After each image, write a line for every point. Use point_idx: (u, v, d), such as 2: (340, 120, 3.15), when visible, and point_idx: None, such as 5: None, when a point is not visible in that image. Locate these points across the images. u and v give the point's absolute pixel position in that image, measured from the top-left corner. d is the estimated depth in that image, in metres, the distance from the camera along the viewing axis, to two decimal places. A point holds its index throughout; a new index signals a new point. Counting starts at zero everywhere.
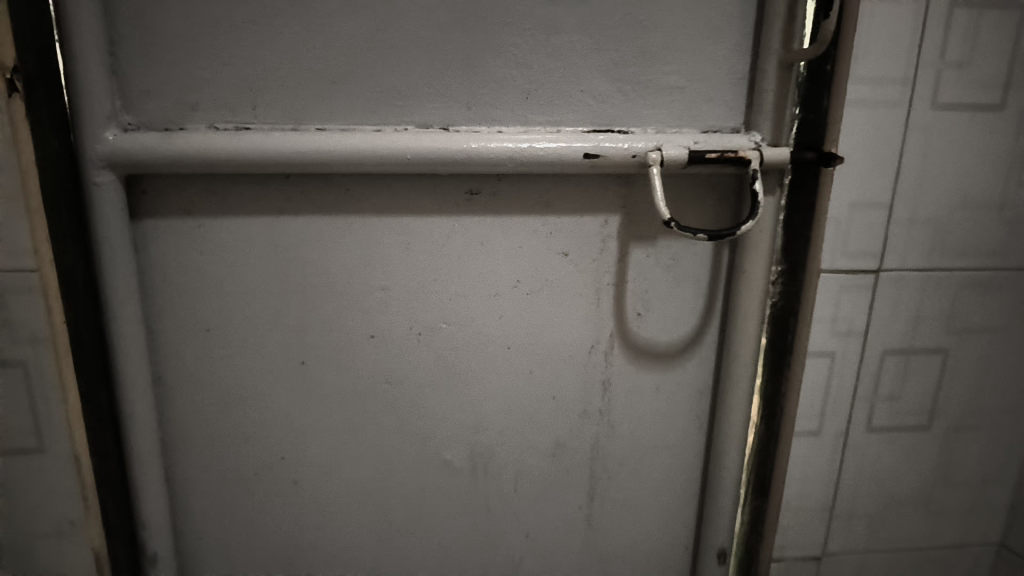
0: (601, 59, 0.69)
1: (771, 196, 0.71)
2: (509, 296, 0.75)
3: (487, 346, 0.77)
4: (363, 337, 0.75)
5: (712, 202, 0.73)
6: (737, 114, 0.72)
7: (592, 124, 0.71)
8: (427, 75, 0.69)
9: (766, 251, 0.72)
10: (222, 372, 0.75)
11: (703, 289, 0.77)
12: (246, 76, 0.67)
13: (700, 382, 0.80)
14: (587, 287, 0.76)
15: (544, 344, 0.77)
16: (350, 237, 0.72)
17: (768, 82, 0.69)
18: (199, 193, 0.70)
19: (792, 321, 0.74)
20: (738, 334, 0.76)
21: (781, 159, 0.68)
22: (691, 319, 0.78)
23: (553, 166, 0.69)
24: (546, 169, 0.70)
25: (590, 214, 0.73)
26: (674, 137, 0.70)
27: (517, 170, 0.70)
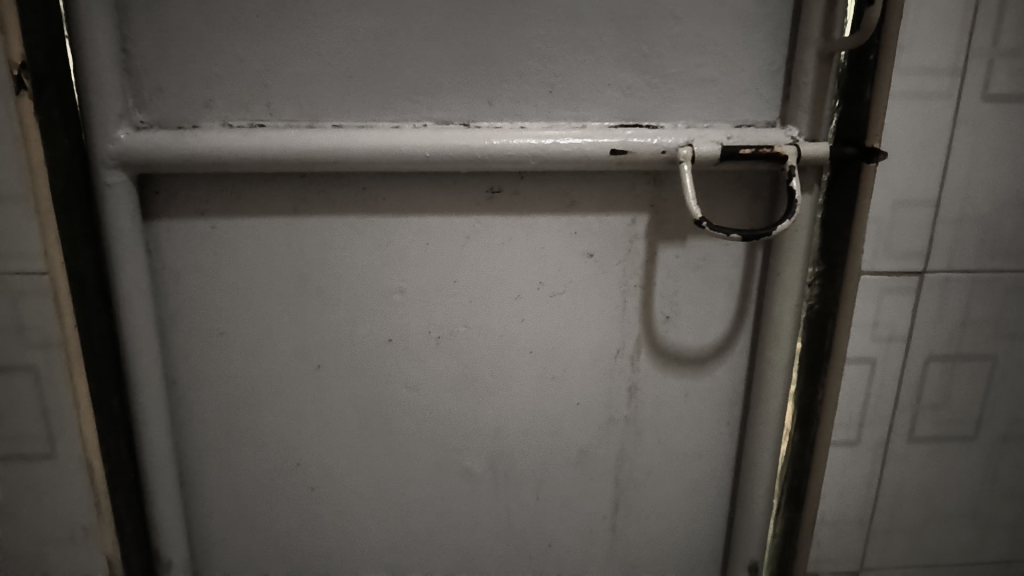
0: (628, 51, 0.66)
1: (808, 193, 0.67)
2: (532, 298, 0.72)
3: (509, 349, 0.74)
4: (382, 340, 0.73)
5: (745, 200, 0.69)
6: (772, 108, 0.69)
7: (619, 119, 0.68)
8: (446, 69, 0.66)
9: (802, 251, 0.68)
10: (236, 375, 0.74)
11: (735, 291, 0.73)
12: (260, 72, 0.65)
13: (731, 387, 0.77)
14: (613, 289, 0.73)
15: (568, 348, 0.74)
16: (367, 237, 0.70)
17: (806, 74, 0.65)
18: (213, 193, 0.68)
19: (829, 324, 0.71)
20: (772, 338, 0.72)
21: (820, 154, 0.65)
22: (722, 322, 0.74)
23: (578, 163, 0.66)
24: (571, 166, 0.67)
25: (617, 213, 0.70)
26: (706, 132, 0.67)
27: (541, 167, 0.67)
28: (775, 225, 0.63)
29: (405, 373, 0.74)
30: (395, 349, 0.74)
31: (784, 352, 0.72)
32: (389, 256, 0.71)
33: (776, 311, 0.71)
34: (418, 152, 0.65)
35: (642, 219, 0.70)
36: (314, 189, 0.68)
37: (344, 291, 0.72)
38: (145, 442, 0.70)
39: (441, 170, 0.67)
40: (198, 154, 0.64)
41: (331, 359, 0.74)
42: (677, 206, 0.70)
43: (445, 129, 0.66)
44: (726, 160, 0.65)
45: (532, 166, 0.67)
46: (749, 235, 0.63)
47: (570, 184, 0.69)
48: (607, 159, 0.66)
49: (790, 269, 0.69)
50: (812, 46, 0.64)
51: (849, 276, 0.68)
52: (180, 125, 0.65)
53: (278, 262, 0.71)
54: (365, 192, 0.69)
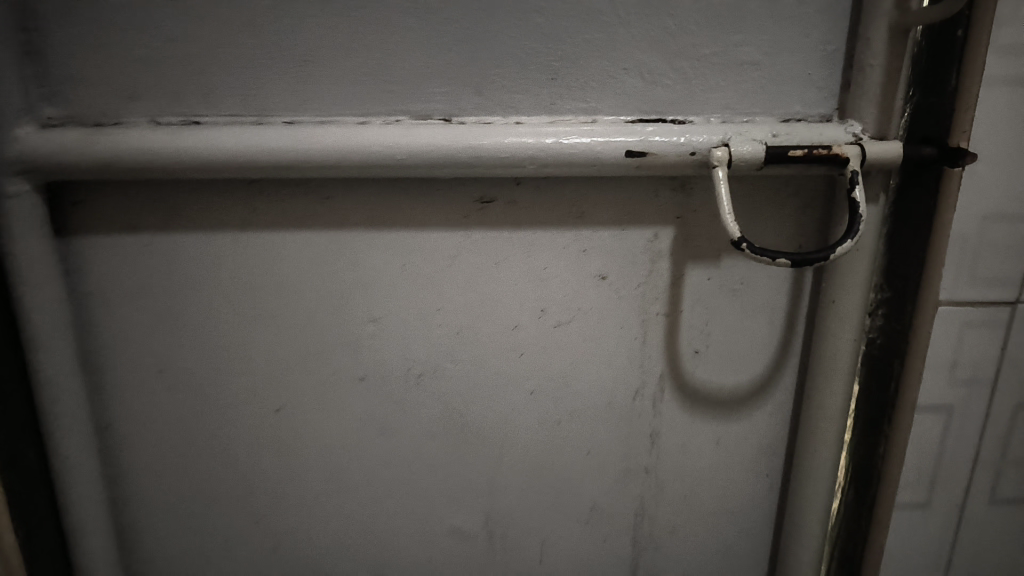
0: (650, 27, 0.53)
1: (874, 204, 0.54)
2: (532, 328, 0.60)
3: (504, 389, 0.62)
4: (352, 379, 0.61)
5: (793, 212, 0.56)
6: (827, 99, 0.55)
7: (638, 112, 0.55)
8: (424, 51, 0.54)
9: (863, 276, 0.55)
10: (181, 418, 0.62)
11: (779, 320, 0.60)
12: (192, 56, 0.54)
13: (772, 433, 0.64)
14: (630, 317, 0.60)
15: (576, 388, 0.62)
16: (333, 256, 0.58)
17: (874, 56, 0.51)
18: (143, 203, 0.56)
19: (895, 363, 0.58)
20: (824, 379, 0.59)
21: (892, 157, 0.52)
22: (762, 358, 0.62)
23: (587, 167, 0.54)
24: (578, 171, 0.54)
25: (635, 227, 0.57)
26: (746, 128, 0.54)
27: (541, 171, 0.54)
28: (833, 246, 0.50)
29: (382, 416, 0.62)
30: (371, 388, 0.62)
31: (837, 394, 0.60)
32: (359, 277, 0.59)
33: (829, 346, 0.59)
34: (389, 155, 0.53)
35: (666, 234, 0.58)
36: (266, 199, 0.56)
37: (306, 320, 0.60)
38: (71, 499, 0.59)
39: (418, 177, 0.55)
40: (118, 157, 0.52)
41: (293, 401, 0.62)
42: (709, 218, 0.57)
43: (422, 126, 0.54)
44: (771, 164, 0.52)
45: (530, 171, 0.54)
46: (801, 260, 0.50)
47: (578, 192, 0.56)
48: (622, 163, 0.53)
49: (848, 297, 0.56)
50: (883, 19, 0.50)
51: (922, 306, 0.55)
52: (96, 120, 0.54)
53: (226, 285, 0.59)
54: (328, 202, 0.57)
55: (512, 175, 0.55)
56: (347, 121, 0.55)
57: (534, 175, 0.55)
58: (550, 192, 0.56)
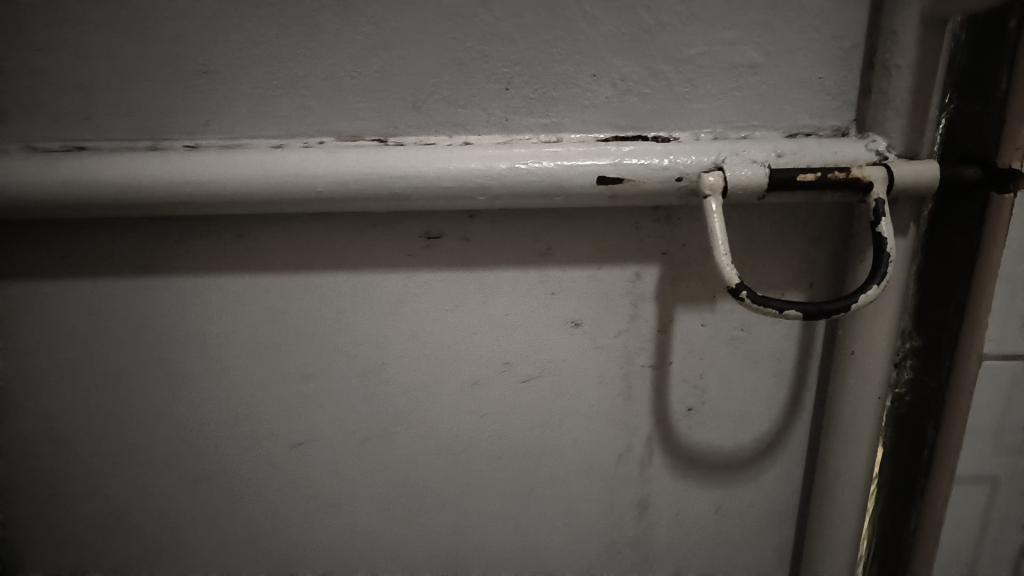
0: (622, 24, 0.43)
1: (902, 237, 0.44)
2: (493, 384, 0.51)
3: (463, 456, 0.52)
4: (284, 446, 0.52)
5: (802, 246, 0.47)
6: (843, 108, 0.45)
7: (613, 128, 0.46)
8: (349, 58, 0.44)
9: (889, 323, 0.46)
10: (88, 491, 0.53)
11: (786, 371, 0.51)
12: (70, 69, 0.45)
13: (782, 500, 0.55)
14: (611, 371, 0.50)
15: (548, 453, 0.52)
16: (253, 304, 0.49)
17: (901, 54, 0.41)
18: (21, 244, 0.47)
19: (929, 425, 0.48)
20: (842, 442, 0.50)
21: (925, 181, 0.42)
22: (768, 414, 0.52)
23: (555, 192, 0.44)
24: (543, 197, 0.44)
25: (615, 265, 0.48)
26: (743, 146, 0.44)
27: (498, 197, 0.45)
28: (854, 293, 0.40)
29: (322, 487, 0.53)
30: (306, 456, 0.52)
31: (858, 460, 0.50)
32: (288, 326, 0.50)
33: (850, 403, 0.49)
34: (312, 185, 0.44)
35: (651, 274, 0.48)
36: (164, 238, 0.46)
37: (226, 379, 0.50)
38: None
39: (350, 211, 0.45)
40: None
41: (217, 471, 0.53)
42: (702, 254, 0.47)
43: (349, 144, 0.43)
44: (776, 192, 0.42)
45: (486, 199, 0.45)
46: (816, 310, 0.40)
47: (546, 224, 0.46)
48: (592, 191, 0.43)
49: (870, 346, 0.47)
50: (914, 9, 0.40)
51: (963, 359, 0.45)
52: None
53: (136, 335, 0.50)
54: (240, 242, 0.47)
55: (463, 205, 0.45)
56: (261, 147, 0.45)
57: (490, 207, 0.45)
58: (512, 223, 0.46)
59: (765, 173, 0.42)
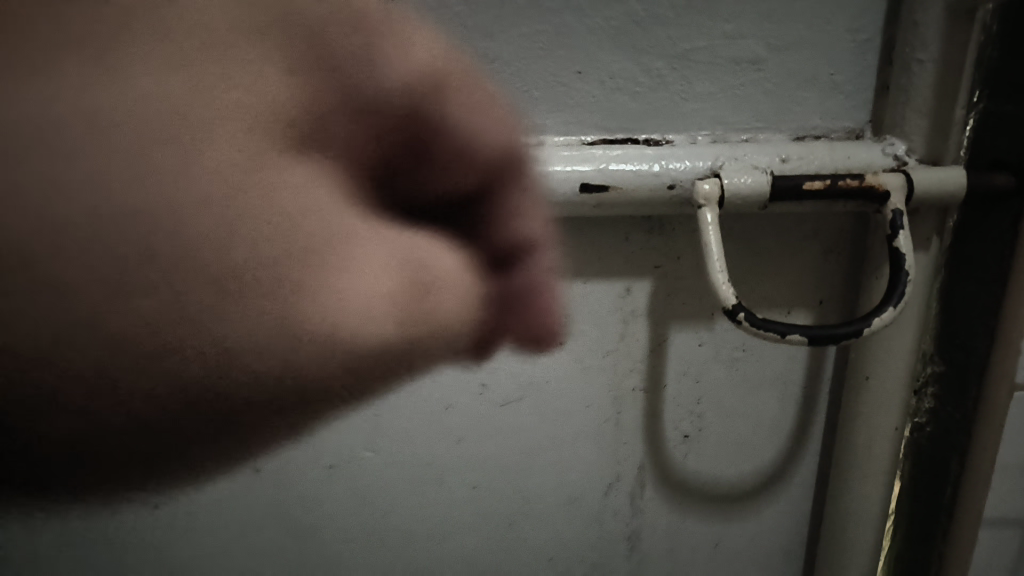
0: (608, 13, 0.38)
1: (924, 252, 0.40)
2: (471, 408, 0.46)
3: (440, 483, 0.48)
4: (246, 471, 0.47)
5: (810, 259, 0.42)
6: (858, 108, 0.40)
7: (600, 130, 0.40)
8: None
9: (909, 346, 0.42)
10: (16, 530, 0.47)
11: (793, 396, 0.47)
12: None
13: (787, 532, 0.51)
14: (599, 395, 0.46)
15: (533, 482, 0.48)
16: (183, 318, 0.41)
17: (925, 49, 0.36)
18: None
19: (953, 462, 0.44)
20: (855, 476, 0.46)
21: (948, 191, 0.37)
22: (773, 442, 0.48)
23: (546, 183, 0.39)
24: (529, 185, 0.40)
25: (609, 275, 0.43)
26: (745, 151, 0.39)
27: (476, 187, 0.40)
28: (866, 316, 0.35)
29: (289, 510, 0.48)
30: (273, 478, 0.47)
31: (873, 496, 0.46)
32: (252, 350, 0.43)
33: (864, 432, 0.44)
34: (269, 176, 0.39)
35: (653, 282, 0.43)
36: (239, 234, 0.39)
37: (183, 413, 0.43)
38: None
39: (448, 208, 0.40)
40: None
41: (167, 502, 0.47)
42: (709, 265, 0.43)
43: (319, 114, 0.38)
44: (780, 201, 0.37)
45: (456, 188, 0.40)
46: (826, 336, 0.35)
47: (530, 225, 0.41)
48: (573, 199, 0.39)
49: (886, 372, 0.42)
50: None
51: (991, 393, 0.40)
52: None
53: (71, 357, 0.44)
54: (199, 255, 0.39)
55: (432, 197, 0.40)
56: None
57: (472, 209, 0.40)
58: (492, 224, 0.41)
59: (767, 179, 0.37)
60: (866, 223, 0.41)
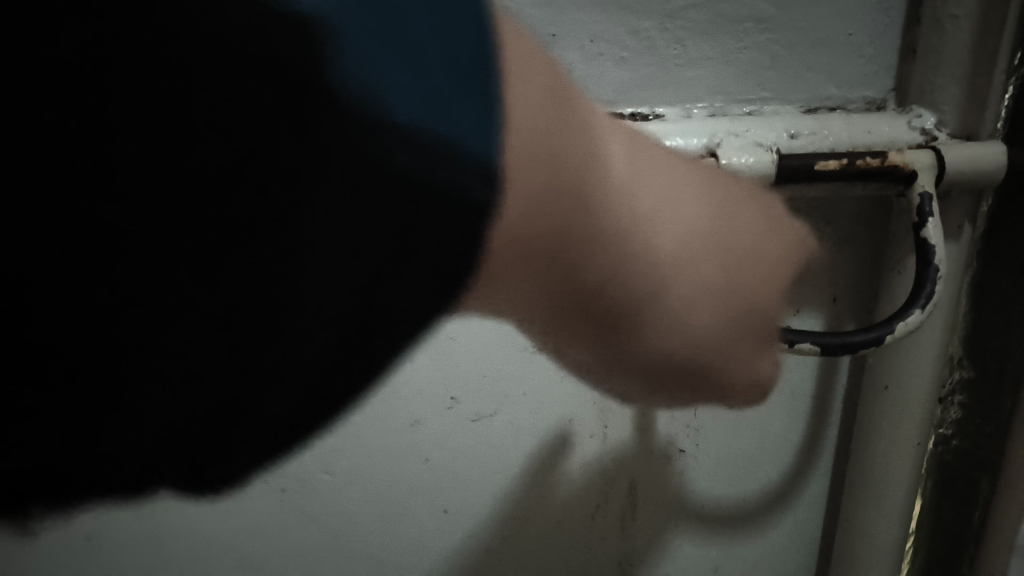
0: None
1: (954, 243, 0.34)
2: (438, 423, 0.39)
3: (405, 510, 0.42)
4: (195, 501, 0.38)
5: (822, 250, 0.37)
6: (878, 75, 0.34)
7: None
8: None
9: (934, 351, 0.37)
10: None
11: (801, 407, 0.41)
12: None
13: (794, 550, 0.46)
14: (585, 405, 0.40)
15: (515, 507, 0.43)
16: None
17: (964, 7, 0.31)
18: None
19: (982, 479, 0.39)
20: (874, 499, 0.40)
21: (983, 171, 0.32)
22: (779, 456, 0.43)
23: (717, 253, 0.25)
24: (677, 281, 0.24)
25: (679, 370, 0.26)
26: (748, 127, 0.33)
27: (699, 268, 0.25)
28: (890, 320, 0.29)
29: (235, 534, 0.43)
30: (197, 509, 0.39)
31: (894, 520, 0.40)
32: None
33: (883, 447, 0.39)
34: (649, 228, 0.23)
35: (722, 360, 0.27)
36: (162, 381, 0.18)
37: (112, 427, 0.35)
38: None
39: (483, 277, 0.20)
40: None
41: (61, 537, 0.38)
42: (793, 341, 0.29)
43: (529, 96, 0.18)
44: (789, 184, 0.32)
45: (692, 261, 0.24)
46: (843, 346, 0.29)
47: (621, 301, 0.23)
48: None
49: (909, 380, 0.37)
50: None
51: None
52: None
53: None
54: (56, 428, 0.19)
55: (693, 258, 0.24)
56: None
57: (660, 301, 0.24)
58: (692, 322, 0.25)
59: (773, 158, 0.31)
60: (885, 208, 0.36)
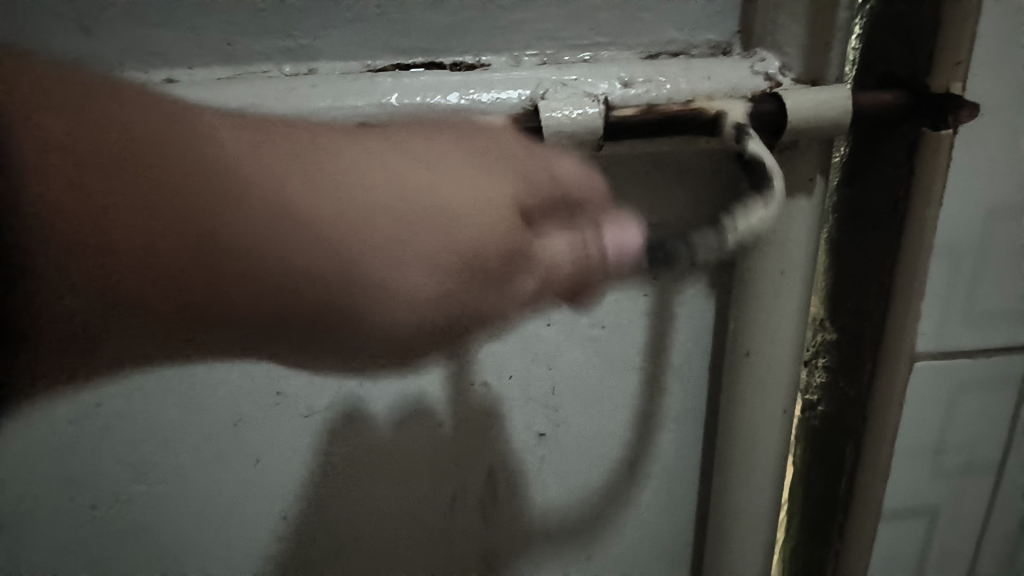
0: None
1: (806, 196, 0.32)
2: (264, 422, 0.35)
3: (241, 515, 0.38)
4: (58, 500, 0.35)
5: (676, 209, 0.34)
6: (720, 15, 0.31)
7: (397, 54, 0.31)
8: None
9: (793, 316, 0.34)
10: None
11: (658, 378, 0.38)
12: None
13: (667, 528, 0.43)
14: (431, 395, 0.36)
15: (369, 500, 0.39)
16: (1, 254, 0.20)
17: None
18: None
19: (848, 449, 0.38)
20: (741, 471, 0.38)
21: (830, 121, 0.29)
22: (635, 435, 0.40)
23: (418, 205, 0.23)
24: (373, 194, 0.23)
25: (369, 265, 0.23)
26: (573, 73, 0.30)
27: (381, 210, 0.23)
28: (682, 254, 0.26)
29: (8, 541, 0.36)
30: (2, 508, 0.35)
31: (765, 491, 0.38)
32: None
33: (744, 414, 0.37)
34: (244, 131, 0.23)
35: (451, 208, 0.23)
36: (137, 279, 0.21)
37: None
38: None
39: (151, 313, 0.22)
40: None
41: None
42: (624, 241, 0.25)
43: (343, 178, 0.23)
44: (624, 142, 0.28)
45: (387, 203, 0.23)
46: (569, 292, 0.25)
47: (204, 288, 0.22)
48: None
49: (763, 343, 0.35)
50: None
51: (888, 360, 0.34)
52: None
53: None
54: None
55: (398, 219, 0.23)
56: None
57: (354, 205, 0.23)
58: (379, 231, 0.23)
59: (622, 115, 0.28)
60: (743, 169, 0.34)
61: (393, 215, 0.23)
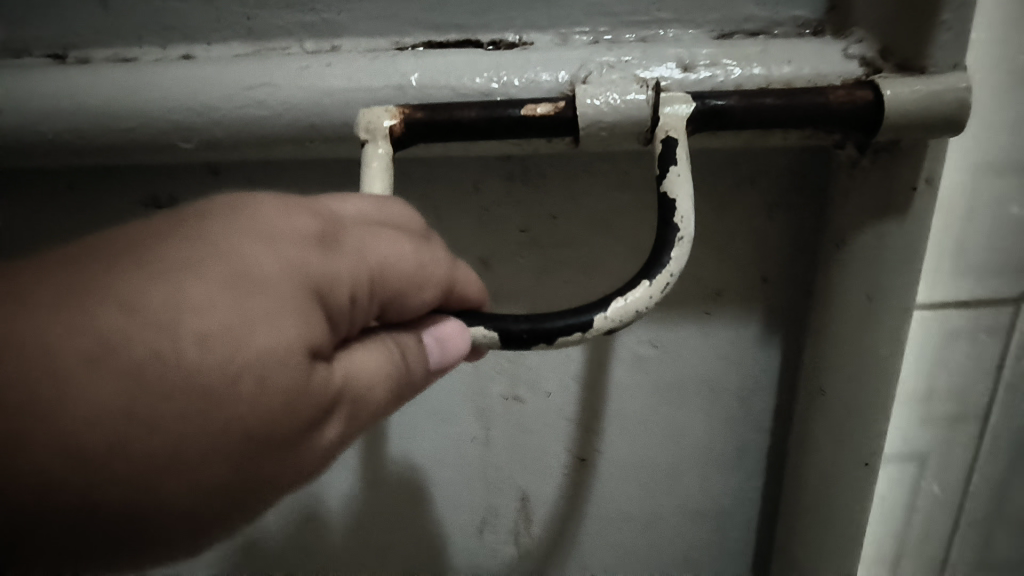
0: None
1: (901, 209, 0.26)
2: None
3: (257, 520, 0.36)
4: None
5: (746, 215, 0.30)
6: None
7: (429, 31, 0.27)
8: None
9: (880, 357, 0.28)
10: None
11: (720, 409, 0.34)
12: None
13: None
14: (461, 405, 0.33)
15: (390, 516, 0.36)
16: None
17: None
18: None
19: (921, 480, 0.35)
20: (814, 524, 0.32)
21: (941, 118, 0.23)
22: (691, 471, 0.35)
23: (335, 264, 0.18)
24: (203, 322, 0.15)
25: (185, 438, 0.15)
26: (626, 54, 0.25)
27: (228, 337, 0.15)
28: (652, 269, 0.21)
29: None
30: None
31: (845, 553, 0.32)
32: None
33: (823, 461, 0.31)
34: (41, 296, 0.14)
35: (320, 277, 0.17)
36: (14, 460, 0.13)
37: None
38: None
39: (103, 530, 0.15)
40: None
41: None
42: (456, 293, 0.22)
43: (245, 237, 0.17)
44: (672, 146, 0.23)
45: (227, 327, 0.15)
46: (533, 331, 0.20)
47: (119, 505, 0.15)
48: (369, 159, 0.24)
49: (848, 384, 0.29)
50: None
51: None
52: None
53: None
54: None
55: (223, 329, 0.15)
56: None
57: (163, 369, 0.15)
58: (209, 358, 0.15)
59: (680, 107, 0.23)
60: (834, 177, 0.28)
61: (219, 326, 0.15)
